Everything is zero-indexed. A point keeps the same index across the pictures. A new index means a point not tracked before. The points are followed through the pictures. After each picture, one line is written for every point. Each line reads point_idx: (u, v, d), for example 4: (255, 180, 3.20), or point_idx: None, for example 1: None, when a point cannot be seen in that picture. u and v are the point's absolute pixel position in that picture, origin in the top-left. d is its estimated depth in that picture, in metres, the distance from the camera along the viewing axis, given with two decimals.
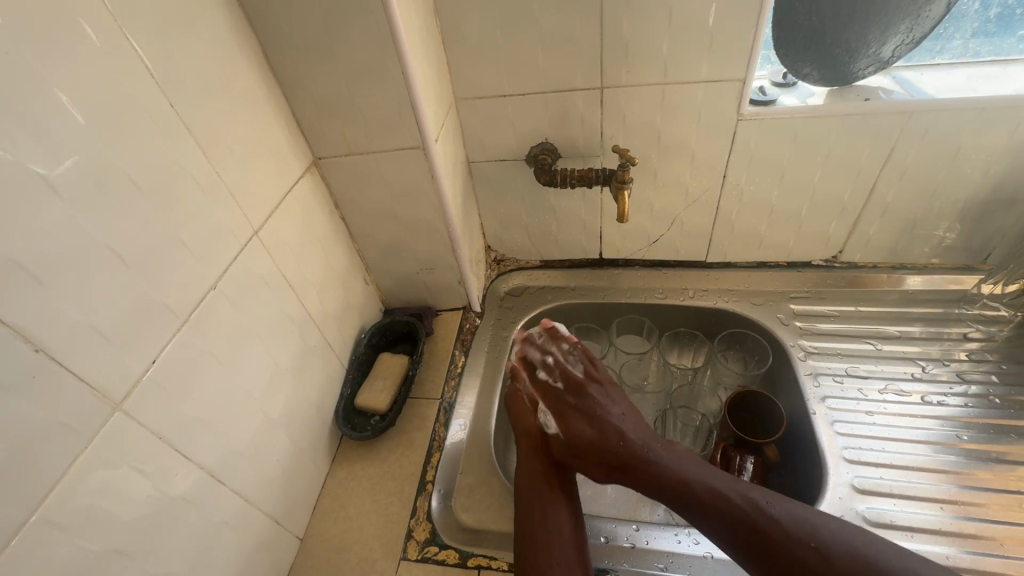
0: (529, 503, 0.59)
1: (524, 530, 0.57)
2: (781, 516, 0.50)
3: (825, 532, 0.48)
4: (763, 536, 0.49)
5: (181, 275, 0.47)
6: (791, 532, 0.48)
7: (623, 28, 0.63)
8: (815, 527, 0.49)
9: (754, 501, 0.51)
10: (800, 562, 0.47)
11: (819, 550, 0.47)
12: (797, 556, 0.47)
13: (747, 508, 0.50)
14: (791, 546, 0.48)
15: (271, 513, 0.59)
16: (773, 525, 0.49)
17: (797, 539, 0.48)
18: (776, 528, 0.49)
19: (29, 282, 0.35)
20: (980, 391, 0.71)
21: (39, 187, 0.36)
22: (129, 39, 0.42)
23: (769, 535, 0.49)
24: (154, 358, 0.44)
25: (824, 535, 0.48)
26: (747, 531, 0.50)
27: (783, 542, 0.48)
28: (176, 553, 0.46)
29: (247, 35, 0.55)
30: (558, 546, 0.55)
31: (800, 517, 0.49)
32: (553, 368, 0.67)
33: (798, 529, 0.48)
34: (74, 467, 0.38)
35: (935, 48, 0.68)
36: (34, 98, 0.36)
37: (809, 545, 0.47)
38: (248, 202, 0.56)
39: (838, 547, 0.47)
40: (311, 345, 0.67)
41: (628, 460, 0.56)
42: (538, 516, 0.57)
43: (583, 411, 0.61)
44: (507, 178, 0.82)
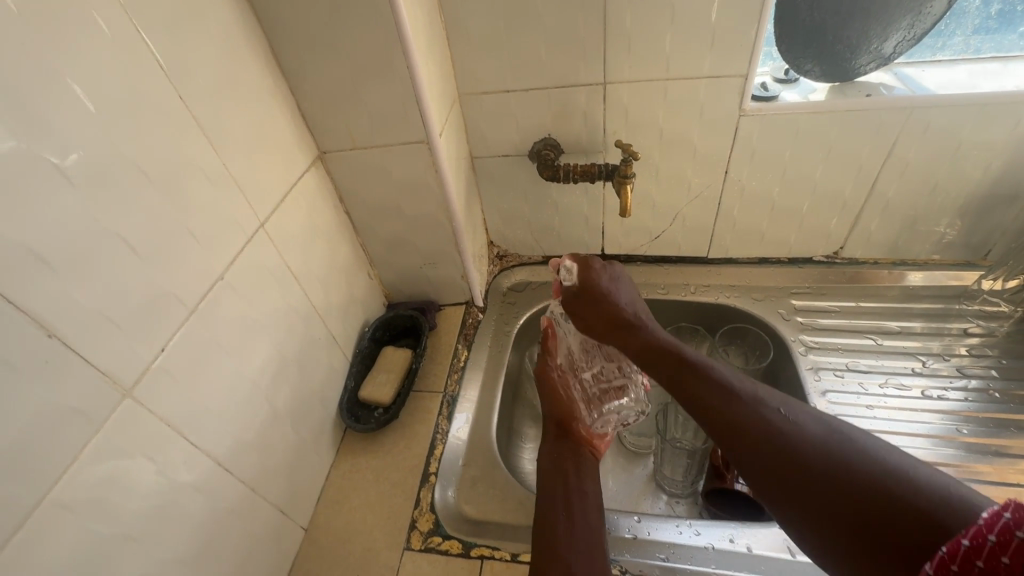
0: (552, 491, 0.59)
1: (543, 517, 0.56)
2: (758, 392, 0.49)
3: (802, 410, 0.47)
4: (733, 402, 0.49)
5: (189, 263, 0.48)
6: (761, 400, 0.48)
7: (626, 24, 0.63)
8: (792, 405, 0.47)
9: (739, 379, 0.51)
10: (766, 425, 0.46)
11: (786, 420, 0.46)
12: (764, 421, 0.46)
13: (729, 379, 0.51)
14: (758, 410, 0.47)
15: (276, 502, 0.60)
16: (746, 397, 0.49)
17: (767, 406, 0.47)
18: (749, 396, 0.49)
19: (43, 268, 0.36)
20: (980, 386, 0.72)
21: (52, 176, 0.37)
22: (140, 32, 0.42)
23: (739, 400, 0.49)
24: (164, 345, 0.45)
25: (796, 411, 0.47)
26: (717, 394, 0.50)
27: (753, 407, 0.48)
28: (183, 540, 0.47)
29: (254, 29, 0.56)
30: (580, 533, 0.54)
31: (778, 396, 0.48)
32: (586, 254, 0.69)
33: (771, 401, 0.48)
34: (86, 452, 0.39)
35: (936, 45, 0.69)
36: (48, 88, 0.36)
37: (779, 413, 0.46)
38: (254, 193, 0.56)
39: (811, 421, 0.45)
40: (316, 338, 0.68)
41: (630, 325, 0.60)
42: (559, 502, 0.58)
43: (607, 276, 0.64)
44: (510, 173, 0.83)
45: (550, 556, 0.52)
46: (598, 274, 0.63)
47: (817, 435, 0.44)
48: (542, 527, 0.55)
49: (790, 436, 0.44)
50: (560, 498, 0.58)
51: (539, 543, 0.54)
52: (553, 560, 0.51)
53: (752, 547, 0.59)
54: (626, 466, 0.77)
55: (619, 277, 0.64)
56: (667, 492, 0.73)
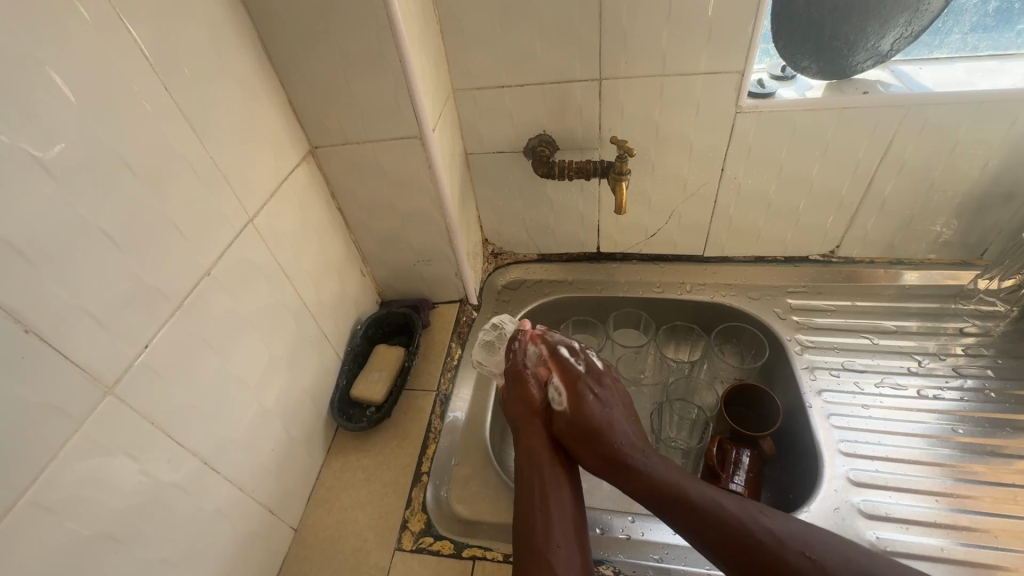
0: (527, 486, 0.58)
1: (524, 512, 0.56)
2: (777, 530, 0.48)
3: (823, 548, 0.47)
4: (757, 550, 0.48)
5: (174, 259, 0.47)
6: (781, 541, 0.48)
7: (622, 18, 0.63)
8: (810, 540, 0.48)
9: (751, 514, 0.50)
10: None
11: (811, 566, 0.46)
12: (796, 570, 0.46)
13: (742, 517, 0.50)
14: (789, 559, 0.46)
15: (265, 502, 0.59)
16: (768, 540, 0.48)
17: (789, 548, 0.47)
18: (769, 539, 0.48)
19: (20, 262, 0.35)
20: (976, 385, 0.71)
21: (31, 167, 0.36)
22: (125, 22, 0.41)
23: (763, 546, 0.48)
24: (147, 342, 0.44)
25: (817, 547, 0.47)
26: (741, 544, 0.48)
27: (780, 553, 0.47)
28: (167, 541, 0.46)
29: (243, 22, 0.55)
30: (557, 527, 0.54)
31: (787, 530, 0.49)
32: (580, 355, 0.67)
33: (792, 540, 0.48)
34: (65, 451, 0.38)
35: (934, 43, 0.68)
36: (26, 77, 0.35)
37: (805, 556, 0.46)
38: (243, 189, 0.55)
39: (840, 564, 0.46)
40: (307, 336, 0.67)
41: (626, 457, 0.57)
42: (536, 495, 0.57)
43: (593, 393, 0.63)
44: (504, 170, 0.82)
45: (533, 555, 0.52)
46: (586, 397, 0.62)
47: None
48: (524, 524, 0.55)
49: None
50: (536, 491, 0.57)
51: (521, 544, 0.54)
52: (537, 560, 0.52)
53: None
54: None
55: (599, 390, 0.63)
56: None
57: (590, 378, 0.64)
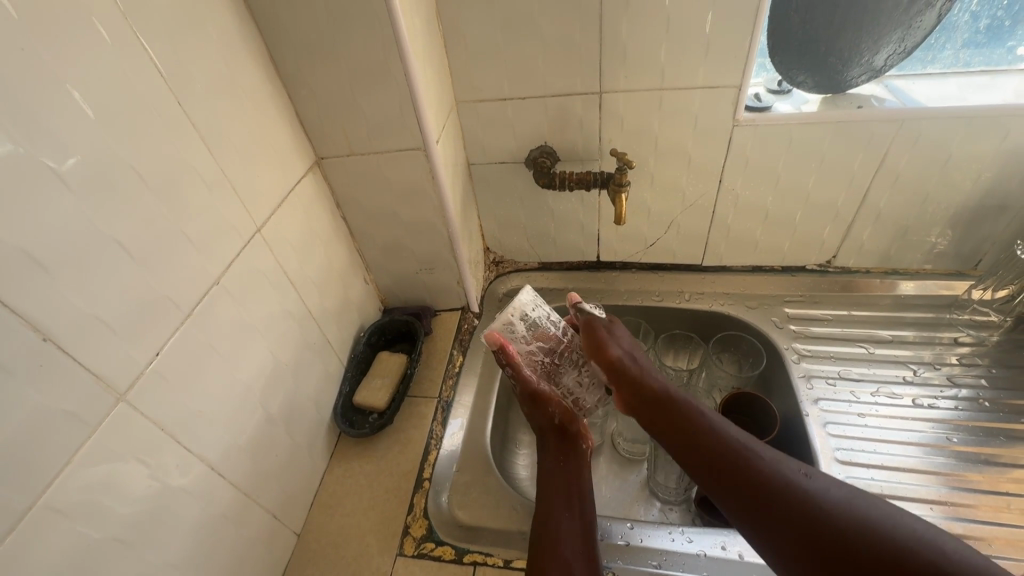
0: (552, 489, 0.60)
1: (544, 515, 0.58)
2: (779, 459, 0.48)
3: (818, 474, 0.47)
4: (755, 469, 0.47)
5: (185, 268, 0.48)
6: (780, 464, 0.48)
7: (622, 34, 0.64)
8: (808, 470, 0.48)
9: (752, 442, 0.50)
10: (790, 491, 0.45)
11: (806, 484, 0.46)
12: (788, 484, 0.46)
13: (743, 440, 0.50)
14: (785, 476, 0.46)
15: (269, 507, 0.60)
16: (764, 456, 0.48)
17: (786, 469, 0.47)
18: (768, 458, 0.48)
19: (38, 271, 0.36)
20: (971, 395, 0.72)
21: (49, 179, 0.37)
22: (140, 39, 0.43)
23: (760, 463, 0.48)
24: (157, 350, 0.45)
25: (816, 476, 0.47)
26: (739, 464, 0.48)
27: (774, 470, 0.47)
28: (175, 545, 0.47)
29: (252, 37, 0.56)
30: (574, 533, 0.56)
31: (783, 458, 0.49)
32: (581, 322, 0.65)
33: (788, 466, 0.48)
34: (78, 456, 0.39)
35: (926, 58, 0.70)
36: (47, 95, 0.36)
37: (800, 476, 0.46)
38: (251, 198, 0.56)
39: (833, 487, 0.45)
40: (311, 342, 0.68)
41: (642, 372, 0.59)
42: (561, 500, 0.59)
43: (623, 327, 0.66)
44: (506, 181, 0.83)
45: (551, 554, 0.54)
46: (619, 324, 0.66)
47: (843, 497, 0.44)
48: (543, 526, 0.57)
49: (811, 496, 0.45)
50: (562, 495, 0.60)
51: (538, 543, 0.55)
52: (554, 559, 0.53)
53: (743, 554, 0.59)
54: (620, 473, 0.77)
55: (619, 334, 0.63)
56: (660, 499, 0.73)
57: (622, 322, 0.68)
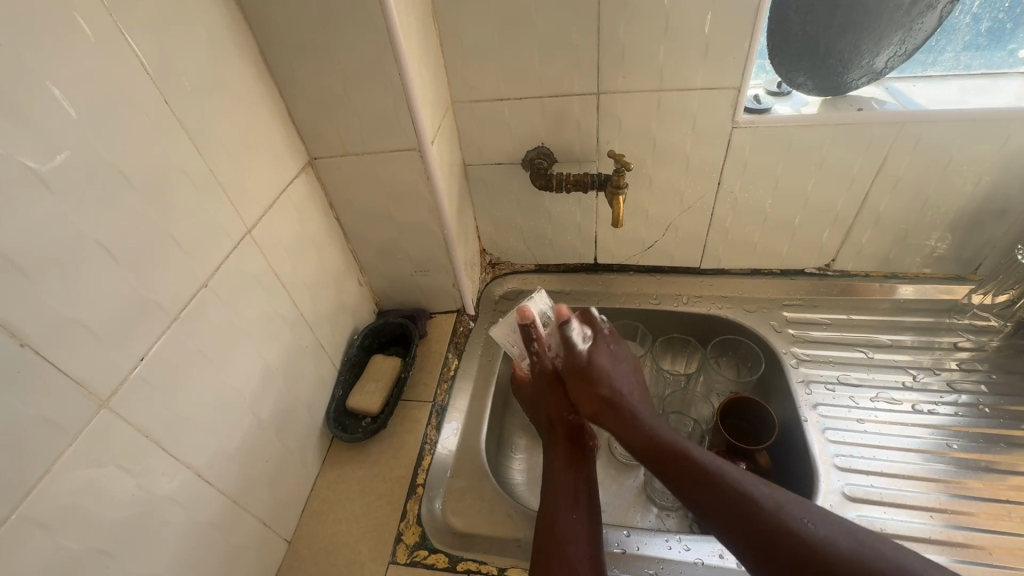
0: (559, 487, 0.59)
1: (547, 516, 0.57)
2: (778, 497, 0.44)
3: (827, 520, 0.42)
4: (756, 518, 0.43)
5: (171, 271, 0.47)
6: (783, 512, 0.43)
7: (619, 35, 0.63)
8: (813, 512, 0.43)
9: (752, 482, 0.46)
10: (796, 542, 0.41)
11: (812, 534, 0.41)
12: (787, 532, 0.42)
13: (743, 483, 0.46)
14: (787, 525, 0.42)
15: (258, 514, 0.59)
16: (765, 503, 0.44)
17: (789, 514, 0.43)
18: (769, 506, 0.44)
19: (17, 275, 0.35)
20: (971, 401, 0.72)
21: (29, 180, 0.36)
22: (124, 34, 0.42)
23: (762, 512, 0.44)
24: (143, 355, 0.44)
25: (820, 521, 0.42)
26: (741, 512, 0.44)
27: (777, 518, 0.43)
28: (159, 555, 0.46)
29: (244, 35, 0.55)
30: (575, 530, 0.55)
31: (783, 499, 0.44)
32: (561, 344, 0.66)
33: (794, 510, 0.43)
34: (58, 465, 0.37)
35: (927, 61, 0.69)
36: (26, 90, 0.35)
37: (804, 525, 0.42)
38: (242, 199, 0.55)
39: (839, 535, 0.41)
40: (303, 345, 0.67)
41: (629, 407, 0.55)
42: (567, 499, 0.58)
43: (609, 351, 0.62)
44: (502, 182, 0.82)
45: (556, 555, 0.53)
46: (601, 350, 0.62)
47: (851, 549, 0.40)
48: (549, 527, 0.56)
49: (817, 547, 0.40)
50: (568, 494, 0.59)
51: (543, 543, 0.54)
52: (559, 559, 0.53)
53: (742, 562, 0.58)
54: (618, 478, 0.76)
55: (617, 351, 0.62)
56: (658, 505, 0.72)
57: (610, 338, 0.64)
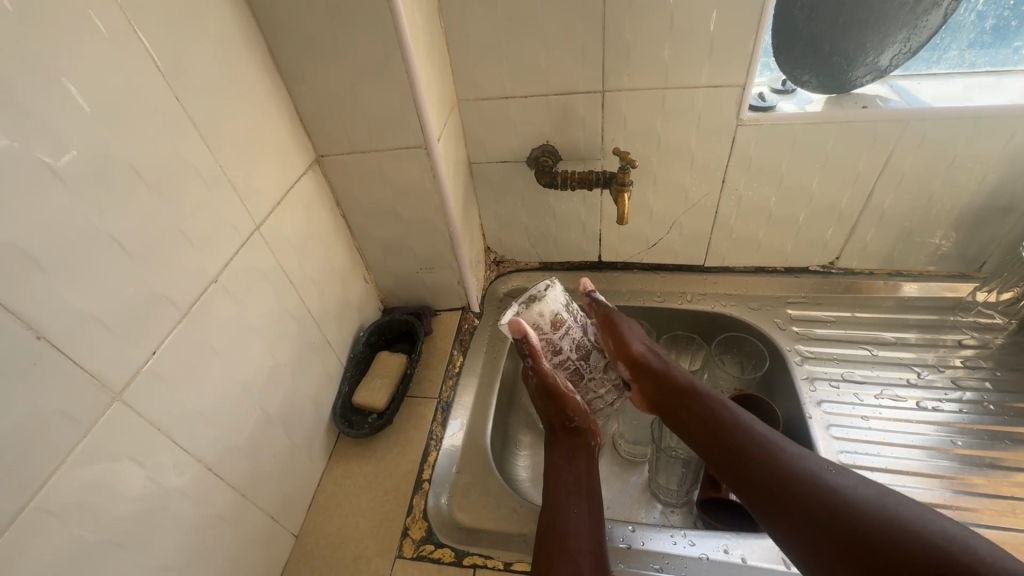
0: (559, 484, 0.60)
1: (551, 513, 0.57)
2: (805, 456, 0.51)
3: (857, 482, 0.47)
4: (785, 473, 0.49)
5: (182, 266, 0.47)
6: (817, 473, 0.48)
7: (624, 34, 0.64)
8: (838, 468, 0.49)
9: (780, 441, 0.52)
10: (820, 489, 0.47)
11: (835, 482, 0.47)
12: (811, 479, 0.48)
13: (773, 440, 0.52)
14: (812, 474, 0.48)
15: (267, 508, 0.59)
16: (792, 457, 0.50)
17: (814, 468, 0.49)
18: (796, 460, 0.50)
19: (31, 269, 0.35)
20: (975, 398, 0.72)
21: (43, 175, 0.36)
22: (136, 32, 0.42)
23: (789, 464, 0.50)
24: (154, 349, 0.44)
25: (843, 474, 0.48)
26: (769, 463, 0.50)
27: (805, 468, 0.49)
28: (170, 547, 0.46)
29: (253, 34, 0.56)
30: (579, 527, 0.55)
31: (818, 461, 0.50)
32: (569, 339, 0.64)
33: (818, 465, 0.49)
34: (73, 456, 0.38)
35: (932, 59, 0.69)
36: (41, 87, 0.36)
37: (830, 474, 0.48)
38: (251, 195, 0.56)
39: (859, 484, 0.47)
40: (310, 341, 0.67)
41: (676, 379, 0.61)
42: (568, 496, 0.58)
43: (625, 332, 0.66)
44: (507, 180, 0.83)
45: (560, 552, 0.53)
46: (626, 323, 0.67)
47: (871, 495, 0.45)
48: (552, 524, 0.56)
49: (839, 493, 0.46)
50: (569, 491, 0.59)
51: (547, 540, 0.55)
52: (563, 556, 0.53)
53: (747, 557, 0.58)
54: (622, 475, 0.77)
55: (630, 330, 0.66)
56: (662, 501, 0.72)
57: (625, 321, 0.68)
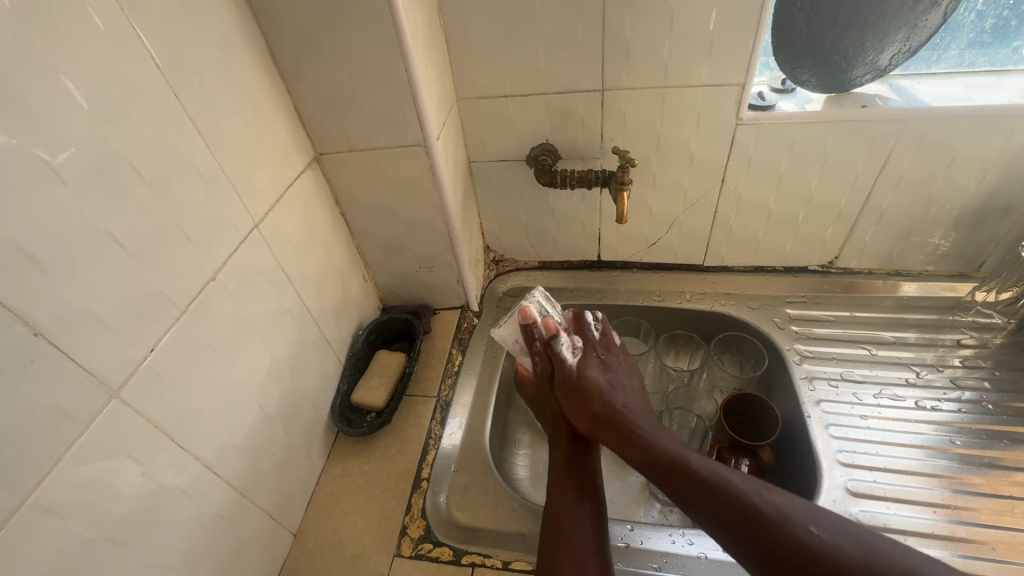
0: (563, 485, 0.59)
1: (553, 514, 0.57)
2: (782, 504, 0.45)
3: (830, 524, 0.43)
4: (765, 534, 0.43)
5: (180, 264, 0.47)
6: (787, 517, 0.44)
7: (624, 32, 0.64)
8: (817, 518, 0.43)
9: (755, 489, 0.46)
10: (804, 552, 0.41)
11: (818, 542, 0.42)
12: (794, 542, 0.42)
13: (746, 491, 0.46)
14: (793, 533, 0.42)
15: (265, 506, 0.59)
16: (769, 512, 0.44)
17: (794, 523, 0.43)
18: (774, 513, 0.44)
19: (31, 265, 0.35)
20: (974, 398, 0.72)
21: (43, 172, 0.36)
22: (135, 29, 0.42)
23: (766, 520, 0.44)
24: (152, 347, 0.44)
25: (823, 525, 0.43)
26: (749, 523, 0.44)
27: (784, 526, 0.43)
28: (168, 545, 0.46)
29: (252, 32, 0.55)
30: (581, 526, 0.55)
31: (798, 510, 0.44)
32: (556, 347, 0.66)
33: (798, 515, 0.44)
34: (72, 453, 0.38)
35: (932, 58, 0.69)
36: (40, 85, 0.36)
37: (809, 532, 0.42)
38: (250, 194, 0.56)
39: (844, 540, 0.41)
40: (309, 340, 0.67)
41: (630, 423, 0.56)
42: (572, 495, 0.58)
43: (599, 362, 0.63)
44: (506, 179, 0.83)
45: (561, 552, 0.53)
46: (592, 363, 0.62)
47: (857, 553, 0.40)
48: (554, 524, 0.56)
49: (825, 555, 0.41)
50: (573, 490, 0.59)
51: (548, 542, 0.55)
52: (565, 556, 0.53)
53: None
54: (621, 474, 0.77)
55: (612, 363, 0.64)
56: (661, 501, 0.72)
57: (601, 349, 0.65)
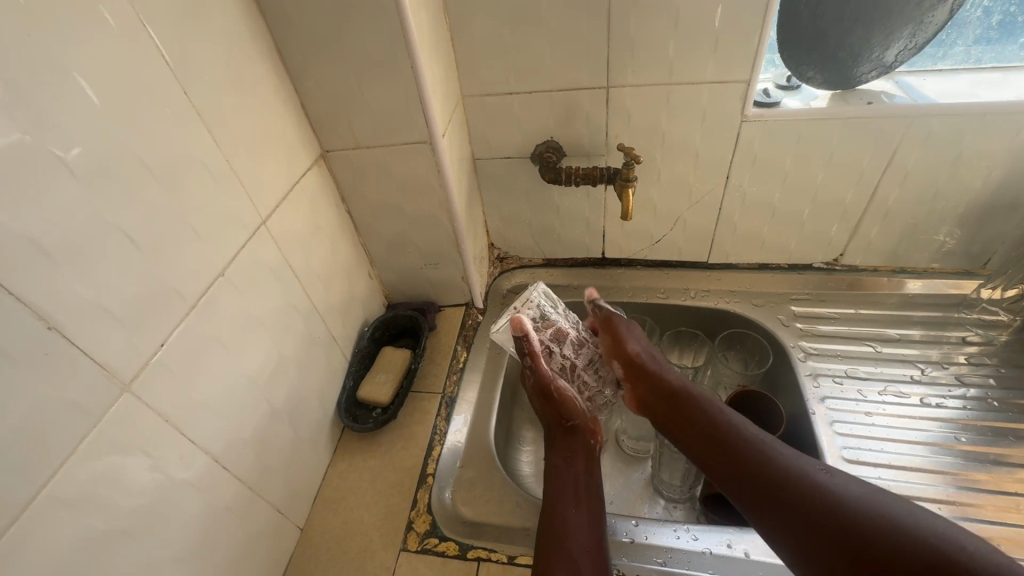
0: (560, 485, 0.60)
1: (551, 513, 0.57)
2: (796, 457, 0.51)
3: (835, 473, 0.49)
4: (779, 473, 0.49)
5: (190, 259, 0.47)
6: (799, 466, 0.49)
7: (630, 29, 0.64)
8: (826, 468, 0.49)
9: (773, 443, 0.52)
10: (812, 490, 0.47)
11: (826, 482, 0.47)
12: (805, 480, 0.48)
13: (766, 442, 0.52)
14: (804, 474, 0.48)
15: (272, 501, 0.59)
16: (783, 459, 0.50)
17: (806, 469, 0.49)
18: (787, 460, 0.50)
19: (44, 260, 0.36)
20: (979, 394, 0.72)
21: (56, 168, 0.36)
22: (146, 26, 0.42)
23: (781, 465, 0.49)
24: (161, 342, 0.45)
25: (833, 474, 0.49)
26: (766, 464, 0.50)
27: (795, 469, 0.49)
28: (178, 537, 0.47)
29: (260, 30, 0.56)
30: (577, 526, 0.56)
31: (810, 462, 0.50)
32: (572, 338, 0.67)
33: (809, 465, 0.49)
34: (84, 445, 0.38)
35: (938, 54, 0.69)
36: (54, 82, 0.36)
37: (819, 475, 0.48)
38: (258, 190, 0.56)
39: (850, 483, 0.47)
40: (315, 336, 0.68)
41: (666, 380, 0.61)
42: (569, 497, 0.59)
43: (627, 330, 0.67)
44: (511, 176, 0.83)
45: (558, 550, 0.53)
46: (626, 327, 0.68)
47: (860, 492, 0.46)
48: (552, 523, 0.56)
49: (830, 492, 0.46)
50: (569, 493, 0.59)
51: (545, 540, 0.55)
52: (561, 554, 0.53)
53: (750, 552, 0.59)
54: (625, 470, 0.77)
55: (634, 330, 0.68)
56: (665, 497, 0.73)
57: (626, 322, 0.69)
